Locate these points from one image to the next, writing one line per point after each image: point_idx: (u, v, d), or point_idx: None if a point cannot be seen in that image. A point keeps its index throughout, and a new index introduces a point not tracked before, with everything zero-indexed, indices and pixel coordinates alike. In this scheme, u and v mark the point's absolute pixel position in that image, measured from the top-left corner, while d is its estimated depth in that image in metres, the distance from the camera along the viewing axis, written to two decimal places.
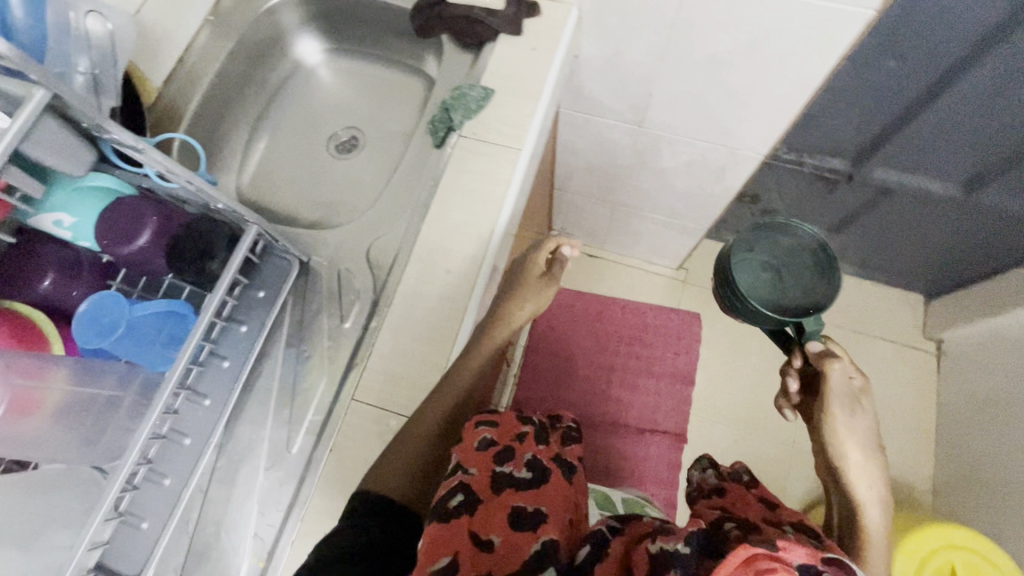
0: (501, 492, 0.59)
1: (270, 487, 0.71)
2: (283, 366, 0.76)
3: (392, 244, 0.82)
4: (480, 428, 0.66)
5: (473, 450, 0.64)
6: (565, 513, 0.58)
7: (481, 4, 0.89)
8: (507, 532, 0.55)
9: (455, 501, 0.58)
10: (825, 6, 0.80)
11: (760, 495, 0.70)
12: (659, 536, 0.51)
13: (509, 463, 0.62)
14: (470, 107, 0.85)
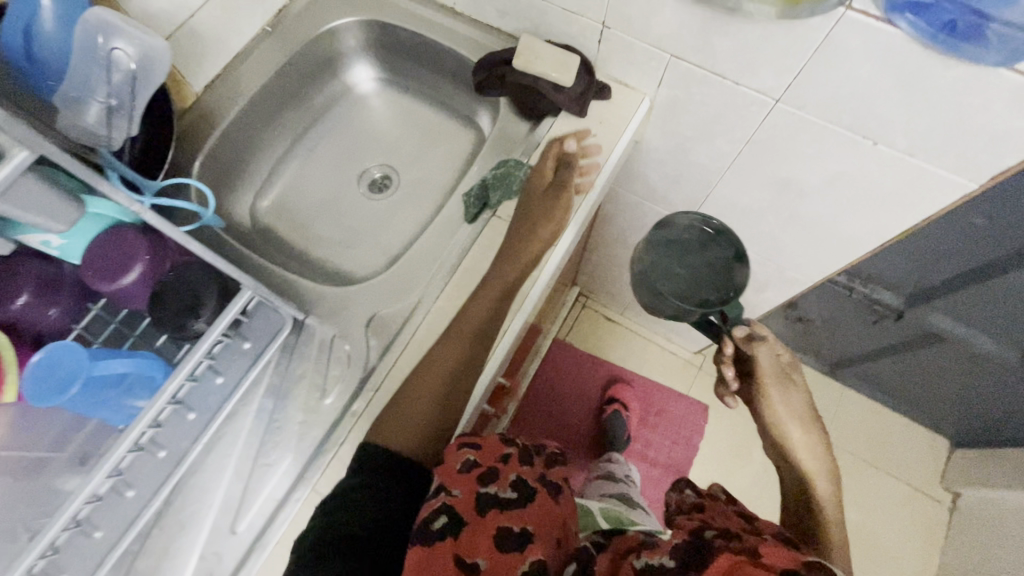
0: (484, 514, 0.55)
1: (204, 566, 0.64)
2: (250, 430, 0.70)
3: (397, 319, 0.76)
4: (462, 447, 0.62)
5: (456, 471, 0.60)
6: (552, 531, 0.55)
7: (547, 78, 0.82)
8: (495, 556, 0.51)
9: (439, 524, 0.54)
10: (923, 168, 0.71)
11: (740, 511, 0.65)
12: (644, 552, 0.53)
13: (494, 485, 0.58)
14: (511, 188, 0.79)
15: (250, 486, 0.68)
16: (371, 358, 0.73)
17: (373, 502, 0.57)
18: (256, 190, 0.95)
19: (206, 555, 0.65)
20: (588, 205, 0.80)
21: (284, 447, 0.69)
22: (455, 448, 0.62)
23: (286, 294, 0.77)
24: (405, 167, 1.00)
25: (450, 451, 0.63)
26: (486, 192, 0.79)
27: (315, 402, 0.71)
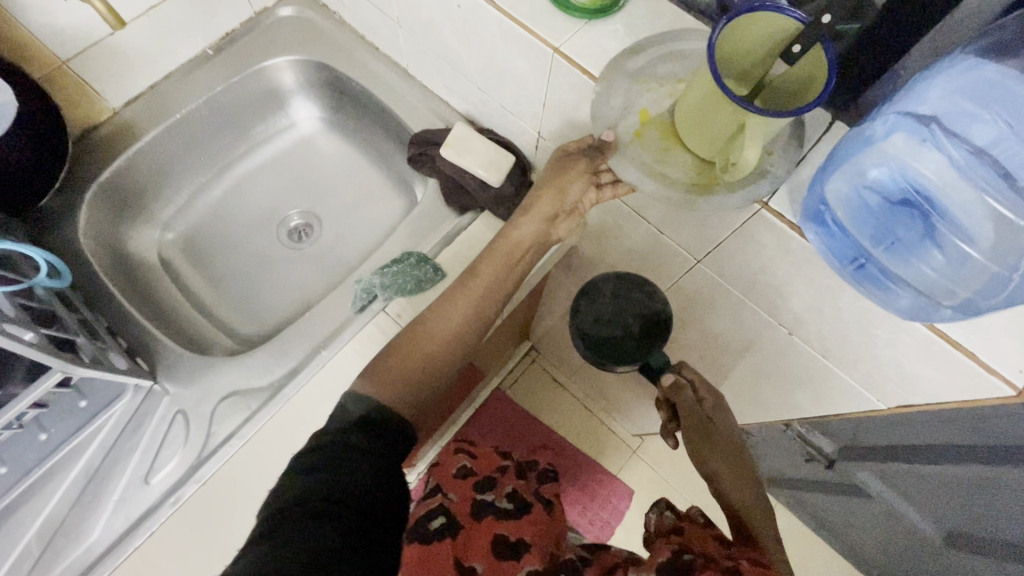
0: (483, 520, 0.68)
1: None
2: (61, 497, 0.65)
3: (249, 406, 0.70)
4: (461, 461, 0.83)
5: (456, 483, 0.77)
6: (547, 540, 0.69)
7: (475, 173, 0.76)
8: (489, 562, 0.63)
9: (434, 524, 0.67)
10: (835, 372, 0.65)
11: (719, 537, 0.66)
12: (631, 566, 0.60)
13: (491, 493, 0.74)
14: (404, 286, 0.71)
15: (41, 565, 0.63)
16: (210, 444, 0.68)
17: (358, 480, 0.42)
18: (167, 220, 0.90)
19: None
20: (491, 313, 0.77)
21: (91, 527, 0.64)
22: (455, 465, 0.82)
23: (145, 351, 0.72)
24: (332, 220, 0.95)
25: (454, 462, 0.83)
26: (378, 286, 0.73)
27: (137, 483, 0.66)
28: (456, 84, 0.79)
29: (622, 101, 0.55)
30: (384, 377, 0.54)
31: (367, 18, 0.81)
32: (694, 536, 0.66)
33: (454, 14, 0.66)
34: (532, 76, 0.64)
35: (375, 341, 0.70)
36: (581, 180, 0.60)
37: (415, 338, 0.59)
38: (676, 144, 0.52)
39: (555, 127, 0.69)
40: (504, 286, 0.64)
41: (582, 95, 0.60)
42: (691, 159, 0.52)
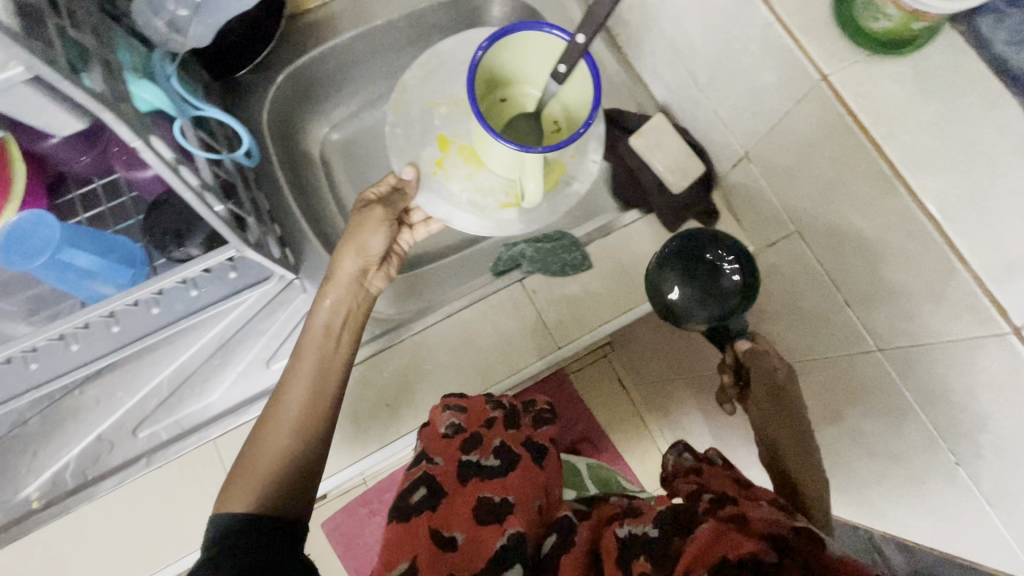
0: (466, 485, 0.58)
1: (96, 448, 0.67)
2: (194, 351, 0.71)
3: (375, 330, 0.73)
4: (448, 410, 0.64)
5: (441, 438, 0.62)
6: (533, 498, 0.57)
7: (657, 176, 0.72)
8: (471, 527, 0.54)
9: (417, 497, 0.57)
10: (999, 528, 0.56)
11: (737, 476, 0.57)
12: (627, 521, 0.50)
13: (476, 452, 0.60)
14: (549, 264, 0.72)
15: (167, 404, 0.69)
16: None
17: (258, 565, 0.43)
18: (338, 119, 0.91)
19: (103, 440, 0.68)
20: (627, 321, 0.73)
21: (214, 387, 0.70)
22: (440, 412, 0.64)
23: (292, 245, 0.75)
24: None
25: (437, 413, 0.65)
26: (524, 256, 0.73)
27: (260, 363, 0.70)
28: (672, 73, 0.73)
29: (431, 128, 0.70)
30: (241, 492, 0.49)
31: None
32: (718, 480, 0.56)
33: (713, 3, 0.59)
34: (777, 97, 0.58)
35: (506, 307, 0.73)
36: (377, 236, 0.64)
37: (280, 419, 0.55)
38: (477, 168, 0.67)
39: (772, 156, 0.63)
40: (341, 348, 0.60)
41: (829, 136, 0.54)
42: (497, 180, 0.66)
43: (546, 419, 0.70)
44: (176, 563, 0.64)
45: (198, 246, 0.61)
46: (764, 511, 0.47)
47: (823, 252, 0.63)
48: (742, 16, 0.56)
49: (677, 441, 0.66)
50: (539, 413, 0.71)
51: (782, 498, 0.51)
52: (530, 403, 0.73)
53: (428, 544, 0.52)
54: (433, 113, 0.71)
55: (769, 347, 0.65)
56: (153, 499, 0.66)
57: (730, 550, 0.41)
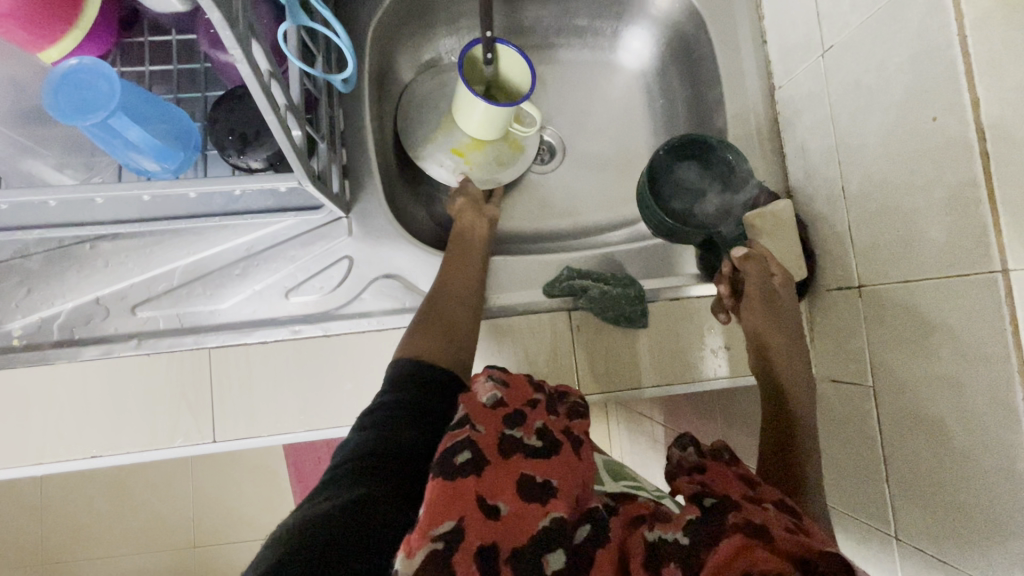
0: (508, 456, 0.43)
1: (91, 309, 0.64)
2: (219, 250, 0.66)
3: (403, 299, 0.68)
4: (489, 382, 0.50)
5: (481, 407, 0.47)
6: (574, 487, 0.43)
7: (760, 256, 0.67)
8: (518, 502, 0.40)
9: (463, 460, 0.41)
10: None
11: (744, 475, 0.50)
12: (656, 524, 0.40)
13: (520, 430, 0.46)
14: (603, 310, 0.66)
15: (174, 294, 0.65)
16: (352, 306, 0.67)
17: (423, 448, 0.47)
18: (444, 52, 0.81)
19: (100, 304, 0.64)
20: (657, 393, 0.69)
21: (227, 297, 0.66)
22: (480, 382, 0.50)
23: (353, 177, 0.69)
24: (554, 159, 0.82)
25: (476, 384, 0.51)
26: (585, 292, 0.67)
27: (280, 291, 0.66)
28: (822, 162, 0.65)
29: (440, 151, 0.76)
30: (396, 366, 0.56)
31: (800, 19, 0.66)
32: (721, 478, 0.48)
33: (918, 123, 0.51)
34: (936, 257, 0.50)
35: (543, 329, 0.68)
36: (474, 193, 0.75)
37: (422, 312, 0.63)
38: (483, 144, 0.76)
39: (888, 307, 0.56)
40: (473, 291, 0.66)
41: (971, 330, 0.47)
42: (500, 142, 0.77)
43: (581, 412, 0.53)
44: (133, 454, 0.62)
45: (260, 160, 0.56)
46: (775, 521, 0.40)
47: (890, 425, 0.57)
48: (946, 158, 0.48)
49: (685, 433, 0.56)
50: (574, 406, 0.54)
51: (790, 500, 0.46)
52: (562, 393, 0.56)
53: (479, 516, 0.38)
54: (437, 142, 0.77)
55: (765, 253, 0.67)
56: (131, 385, 0.62)
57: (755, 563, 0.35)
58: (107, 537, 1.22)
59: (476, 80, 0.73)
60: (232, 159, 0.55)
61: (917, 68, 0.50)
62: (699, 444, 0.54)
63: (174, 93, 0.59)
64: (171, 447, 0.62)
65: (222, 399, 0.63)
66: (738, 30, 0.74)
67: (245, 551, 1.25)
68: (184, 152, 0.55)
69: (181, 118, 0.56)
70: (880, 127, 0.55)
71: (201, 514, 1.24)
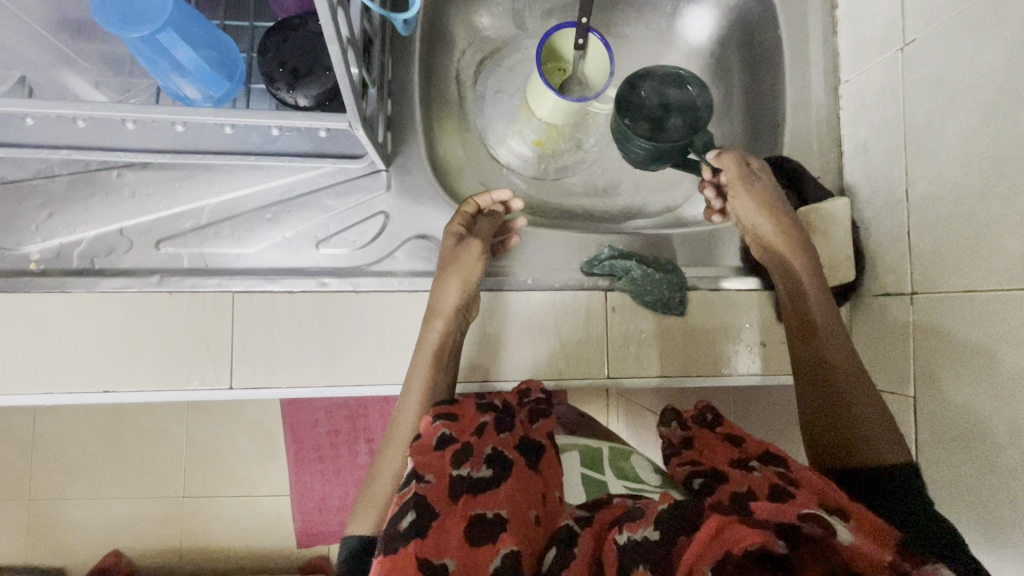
0: (457, 500, 0.44)
1: (114, 240, 0.62)
2: (250, 192, 0.64)
3: (436, 263, 0.65)
4: (436, 421, 0.51)
5: (429, 451, 0.48)
6: (529, 510, 0.45)
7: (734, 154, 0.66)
8: (467, 551, 0.40)
9: (406, 524, 0.41)
10: None
11: (728, 434, 0.55)
12: (626, 525, 0.41)
13: (467, 465, 0.47)
14: (644, 290, 0.65)
15: (200, 233, 0.63)
16: (383, 265, 0.64)
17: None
18: (497, 13, 0.77)
19: (123, 236, 0.62)
20: (695, 383, 0.66)
21: (254, 242, 0.63)
22: (426, 423, 0.51)
23: (396, 132, 0.66)
24: (598, 136, 0.79)
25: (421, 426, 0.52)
26: (627, 272, 0.65)
27: (311, 241, 0.64)
28: (885, 163, 0.62)
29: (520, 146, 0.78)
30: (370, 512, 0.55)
31: (881, 10, 0.62)
32: (710, 447, 0.54)
33: (1008, 127, 0.48)
34: (1006, 269, 0.48)
35: (576, 308, 0.66)
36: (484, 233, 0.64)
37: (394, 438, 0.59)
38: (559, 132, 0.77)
39: (943, 317, 0.54)
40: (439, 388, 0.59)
41: None
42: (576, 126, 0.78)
43: (542, 412, 0.57)
44: (145, 393, 0.60)
45: (308, 98, 0.52)
46: (758, 484, 0.45)
47: (928, 438, 0.55)
48: None
49: (667, 408, 0.61)
50: (535, 406, 0.57)
51: (777, 450, 0.49)
52: (524, 390, 0.59)
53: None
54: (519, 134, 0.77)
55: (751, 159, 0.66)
56: (147, 324, 0.60)
57: (733, 543, 0.34)
58: (98, 479, 1.21)
59: (556, 61, 0.73)
60: (278, 93, 0.51)
61: (1016, 68, 0.47)
62: (684, 418, 0.59)
63: (220, 19, 0.56)
64: (185, 390, 0.60)
65: (241, 347, 0.61)
66: (808, 20, 0.71)
67: (234, 507, 1.23)
68: (225, 83, 0.52)
69: (228, 46, 0.53)
70: (960, 128, 0.52)
71: (195, 464, 1.23)
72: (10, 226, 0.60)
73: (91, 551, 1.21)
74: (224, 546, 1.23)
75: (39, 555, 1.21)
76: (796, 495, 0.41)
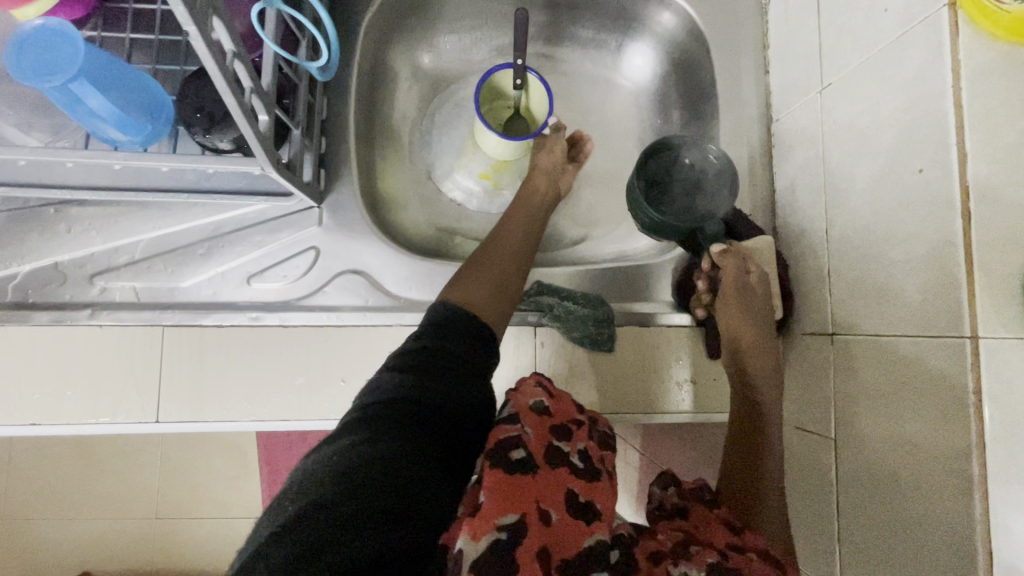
0: (557, 467, 0.44)
1: (49, 274, 0.63)
2: (185, 227, 0.65)
3: (367, 298, 0.66)
4: (538, 389, 0.50)
5: (531, 410, 0.47)
6: (611, 511, 0.44)
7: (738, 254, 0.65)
8: (567, 516, 0.41)
9: (517, 457, 0.42)
10: None
11: (725, 517, 0.50)
12: (680, 560, 0.41)
13: (567, 443, 0.46)
14: (569, 331, 0.65)
15: (134, 267, 0.64)
16: (314, 299, 0.66)
17: (455, 395, 0.45)
18: (442, 51, 0.79)
19: (58, 269, 0.63)
20: (625, 421, 0.66)
21: (188, 276, 0.65)
22: (529, 387, 0.50)
23: (332, 169, 0.68)
24: None
25: (521, 384, 0.51)
26: (553, 310, 0.66)
27: (243, 276, 0.65)
28: (809, 203, 0.63)
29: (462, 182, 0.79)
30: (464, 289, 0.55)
31: (802, 54, 0.64)
32: (706, 524, 0.49)
33: (904, 175, 0.49)
34: (908, 315, 0.48)
35: (506, 343, 0.66)
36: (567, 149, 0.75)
37: (490, 252, 0.62)
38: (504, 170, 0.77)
39: (856, 360, 0.54)
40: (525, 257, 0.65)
41: (934, 394, 0.46)
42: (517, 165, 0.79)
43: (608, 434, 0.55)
44: (72, 424, 0.60)
45: (228, 141, 0.55)
46: (768, 571, 0.41)
47: (846, 481, 0.55)
48: (928, 213, 0.46)
49: (664, 471, 0.56)
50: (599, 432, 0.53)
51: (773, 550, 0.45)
52: None
53: (538, 520, 0.39)
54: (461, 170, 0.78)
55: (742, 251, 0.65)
56: (75, 357, 0.61)
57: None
58: (64, 502, 1.21)
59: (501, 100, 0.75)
60: (199, 137, 0.54)
61: (909, 118, 0.48)
62: (683, 485, 0.54)
63: (152, 64, 0.58)
64: (113, 422, 0.61)
65: (168, 379, 0.61)
66: (741, 60, 0.72)
67: (200, 531, 1.23)
68: (151, 126, 0.54)
69: (155, 90, 0.55)
70: (867, 173, 0.53)
71: (162, 489, 1.22)
72: None
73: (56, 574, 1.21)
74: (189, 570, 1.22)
75: None
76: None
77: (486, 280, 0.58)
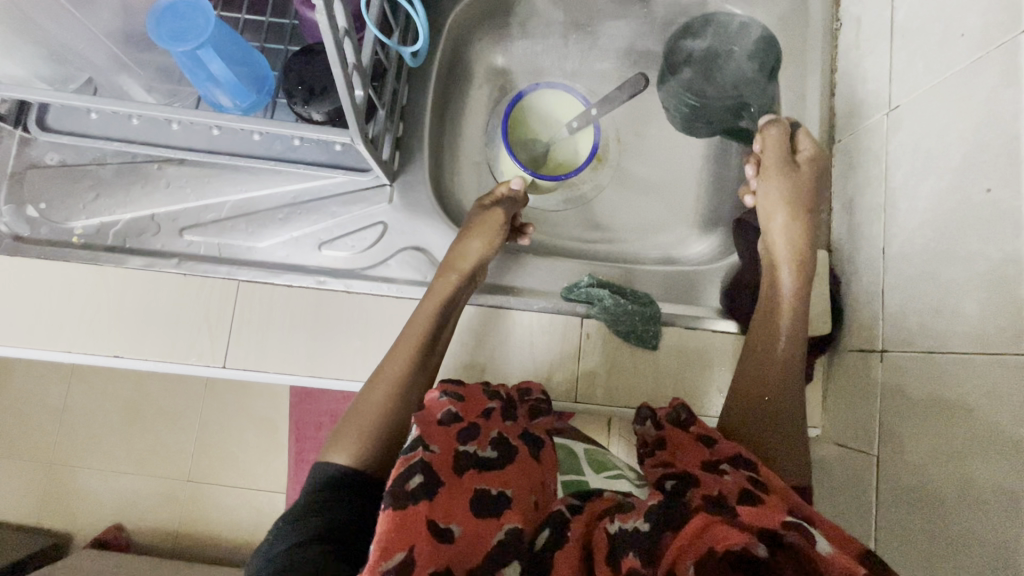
0: (462, 474, 0.44)
1: (146, 223, 0.69)
2: (268, 193, 0.71)
3: (425, 273, 0.70)
4: (442, 397, 0.50)
5: (434, 423, 0.47)
6: (531, 493, 0.45)
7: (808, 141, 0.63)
8: (473, 520, 0.41)
9: (413, 485, 0.41)
10: None
11: (702, 434, 0.50)
12: (617, 515, 0.39)
13: (474, 443, 0.47)
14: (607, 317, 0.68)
15: (218, 225, 0.70)
16: (377, 270, 0.70)
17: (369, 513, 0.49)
18: (515, 53, 0.84)
19: (154, 221, 0.70)
20: None
21: (265, 237, 0.70)
22: (434, 398, 0.50)
23: (404, 152, 0.73)
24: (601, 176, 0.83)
25: (428, 402, 0.51)
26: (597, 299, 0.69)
27: (315, 241, 0.70)
28: (868, 221, 0.63)
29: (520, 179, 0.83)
30: (352, 440, 0.54)
31: (871, 74, 0.65)
32: (683, 449, 0.49)
33: (970, 194, 0.49)
34: (967, 332, 0.48)
35: (552, 329, 0.69)
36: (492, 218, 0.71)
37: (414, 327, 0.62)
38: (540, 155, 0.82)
39: (906, 375, 0.54)
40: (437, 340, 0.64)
41: (990, 412, 0.45)
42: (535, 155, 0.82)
43: (542, 411, 0.57)
44: (149, 362, 0.66)
45: (322, 113, 0.61)
46: (730, 492, 0.40)
47: (889, 499, 0.54)
48: (994, 230, 0.47)
49: (641, 406, 0.56)
50: (537, 404, 0.57)
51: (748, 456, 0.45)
52: (526, 389, 0.59)
53: (433, 540, 0.39)
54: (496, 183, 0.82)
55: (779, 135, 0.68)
56: (160, 301, 0.66)
57: (718, 541, 0.35)
58: (112, 453, 1.28)
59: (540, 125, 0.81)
60: (297, 108, 0.61)
61: (978, 138, 0.49)
62: (658, 417, 0.54)
63: (261, 41, 0.65)
64: (186, 364, 0.66)
65: (237, 332, 0.66)
66: (807, 79, 0.74)
67: (232, 497, 1.28)
68: (248, 94, 0.60)
69: (260, 64, 0.61)
70: (930, 192, 0.54)
71: (201, 451, 1.28)
72: (65, 203, 0.69)
73: (96, 520, 1.28)
74: (217, 533, 1.27)
75: (51, 517, 1.28)
76: (762, 500, 0.39)
77: (371, 407, 0.57)
